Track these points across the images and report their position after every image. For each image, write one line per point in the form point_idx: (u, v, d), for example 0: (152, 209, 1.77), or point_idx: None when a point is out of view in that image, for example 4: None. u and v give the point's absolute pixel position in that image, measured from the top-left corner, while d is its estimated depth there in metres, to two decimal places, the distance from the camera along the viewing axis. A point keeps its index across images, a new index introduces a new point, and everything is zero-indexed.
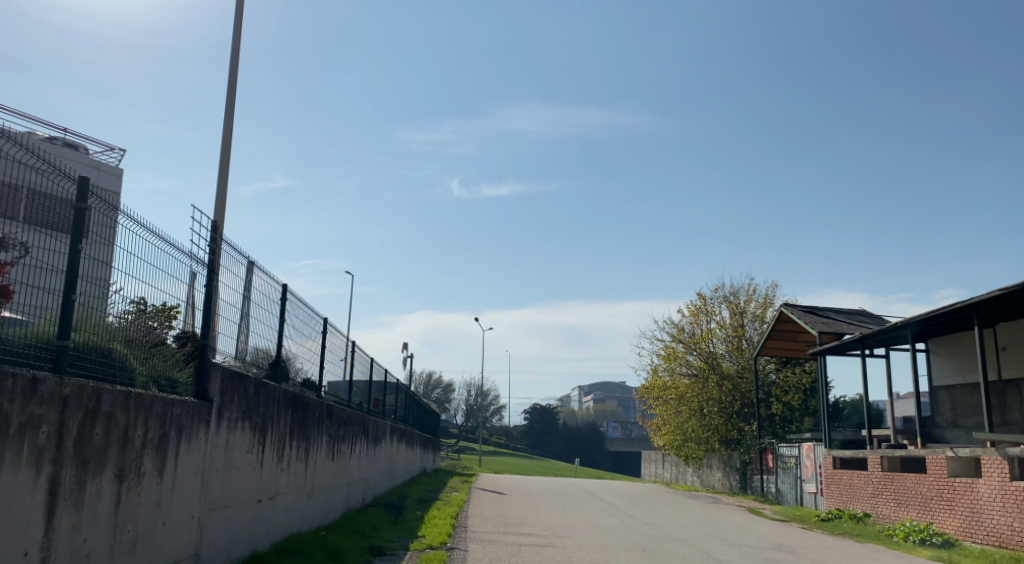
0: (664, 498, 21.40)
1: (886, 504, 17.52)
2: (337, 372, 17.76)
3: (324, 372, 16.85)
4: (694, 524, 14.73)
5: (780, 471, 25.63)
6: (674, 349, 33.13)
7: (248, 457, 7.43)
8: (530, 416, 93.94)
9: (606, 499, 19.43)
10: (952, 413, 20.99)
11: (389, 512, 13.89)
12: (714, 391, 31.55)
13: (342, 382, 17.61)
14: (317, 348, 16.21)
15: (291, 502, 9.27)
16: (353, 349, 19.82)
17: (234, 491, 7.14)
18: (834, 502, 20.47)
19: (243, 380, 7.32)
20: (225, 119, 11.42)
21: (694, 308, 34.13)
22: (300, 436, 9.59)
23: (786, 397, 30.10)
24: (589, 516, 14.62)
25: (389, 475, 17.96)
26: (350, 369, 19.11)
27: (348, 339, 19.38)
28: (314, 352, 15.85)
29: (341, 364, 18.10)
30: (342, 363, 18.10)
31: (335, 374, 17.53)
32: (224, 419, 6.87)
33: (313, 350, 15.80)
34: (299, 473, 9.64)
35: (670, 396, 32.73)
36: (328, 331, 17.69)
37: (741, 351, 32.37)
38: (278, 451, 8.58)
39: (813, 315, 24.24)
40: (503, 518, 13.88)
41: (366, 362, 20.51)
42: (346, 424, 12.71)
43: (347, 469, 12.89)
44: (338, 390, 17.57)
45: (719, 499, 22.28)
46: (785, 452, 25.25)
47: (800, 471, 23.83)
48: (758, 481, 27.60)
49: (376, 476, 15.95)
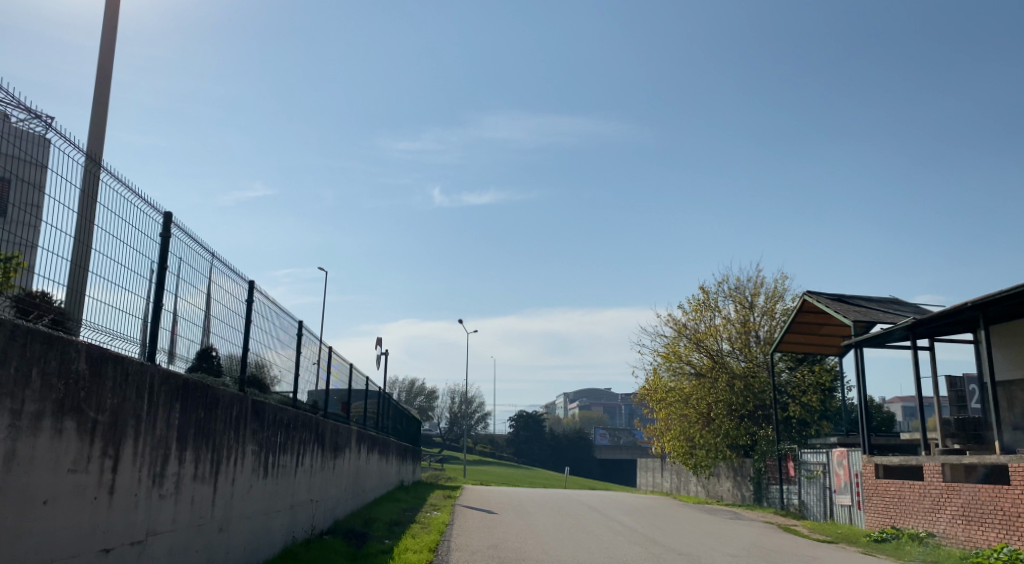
0: (680, 515, 18.40)
1: (953, 522, 14.62)
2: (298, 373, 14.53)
3: (293, 377, 14.00)
4: (736, 553, 11.78)
5: (805, 481, 22.71)
6: (676, 347, 30.34)
7: (69, 481, 4.35)
8: (516, 424, 90.68)
9: (617, 519, 16.38)
10: (1011, 413, 18.12)
11: (350, 542, 10.84)
12: (723, 392, 28.66)
13: (309, 390, 14.69)
14: (276, 345, 12.96)
15: (184, 543, 6.17)
16: (323, 349, 16.88)
17: (40, 544, 4.09)
18: (878, 518, 17.46)
19: (62, 349, 4.25)
20: (108, 27, 8.53)
21: (696, 303, 31.34)
22: (202, 445, 6.50)
23: (803, 398, 27.22)
24: (606, 546, 11.63)
25: (355, 494, 14.85)
26: (323, 376, 16.29)
27: (318, 341, 16.52)
28: (282, 359, 12.99)
29: (313, 370, 15.27)
30: (313, 370, 15.27)
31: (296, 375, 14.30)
32: (7, 417, 3.82)
33: (271, 347, 12.50)
34: (200, 498, 6.51)
35: (673, 400, 29.95)
36: (300, 334, 14.86)
37: (750, 349, 29.49)
38: (154, 468, 5.52)
39: (842, 303, 21.31)
40: (497, 551, 10.86)
41: (336, 365, 17.55)
42: (287, 428, 9.60)
43: (290, 488, 9.79)
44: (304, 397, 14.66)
45: (741, 515, 19.39)
46: (810, 459, 22.45)
47: (830, 480, 20.99)
48: (777, 491, 24.70)
49: (335, 495, 12.83)
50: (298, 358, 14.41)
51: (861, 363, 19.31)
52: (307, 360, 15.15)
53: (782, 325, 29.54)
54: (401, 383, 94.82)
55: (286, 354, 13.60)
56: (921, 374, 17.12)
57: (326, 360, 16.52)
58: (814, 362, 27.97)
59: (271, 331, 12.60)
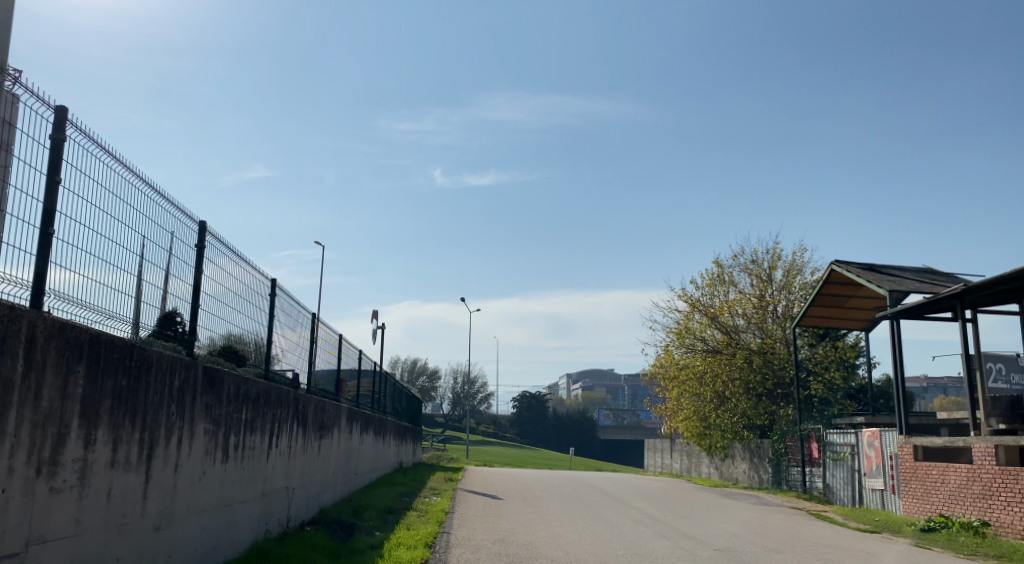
0: (701, 501, 16.97)
1: (1010, 510, 13.12)
2: (291, 350, 13.03)
3: (281, 349, 12.52)
4: (780, 548, 10.26)
5: (830, 463, 21.26)
6: (689, 323, 28.84)
7: None
8: (518, 404, 89.31)
9: (636, 507, 14.91)
10: None
11: (334, 536, 9.34)
12: (741, 369, 27.14)
13: (298, 365, 13.22)
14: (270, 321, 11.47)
15: (97, 548, 4.69)
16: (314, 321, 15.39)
17: None
18: (918, 504, 16.05)
19: None
20: None
21: (711, 278, 29.80)
22: (124, 422, 4.99)
23: (826, 375, 25.67)
24: (631, 540, 10.12)
25: (346, 477, 13.49)
26: (314, 351, 14.80)
27: (310, 313, 15.04)
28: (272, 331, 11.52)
29: (302, 344, 13.79)
30: (302, 344, 13.78)
31: (290, 352, 12.82)
32: None
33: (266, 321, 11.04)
34: (124, 489, 5.02)
35: (686, 378, 28.49)
36: (290, 304, 13.41)
37: (770, 325, 27.93)
38: (39, 453, 4.03)
39: (875, 273, 19.69)
40: (505, 548, 9.36)
41: (327, 338, 16.02)
42: (255, 405, 8.07)
43: (259, 474, 8.27)
44: (294, 371, 13.19)
45: (766, 500, 17.93)
46: (837, 440, 20.99)
47: (859, 463, 19.52)
48: (799, 474, 23.25)
49: (320, 481, 11.33)
50: (288, 329, 12.95)
51: (898, 336, 17.69)
52: (300, 336, 13.66)
53: (803, 300, 27.94)
54: (403, 363, 93.48)
55: (280, 328, 12.10)
56: (968, 347, 15.50)
57: (318, 334, 15.04)
58: (838, 339, 26.38)
59: (267, 305, 11.12)
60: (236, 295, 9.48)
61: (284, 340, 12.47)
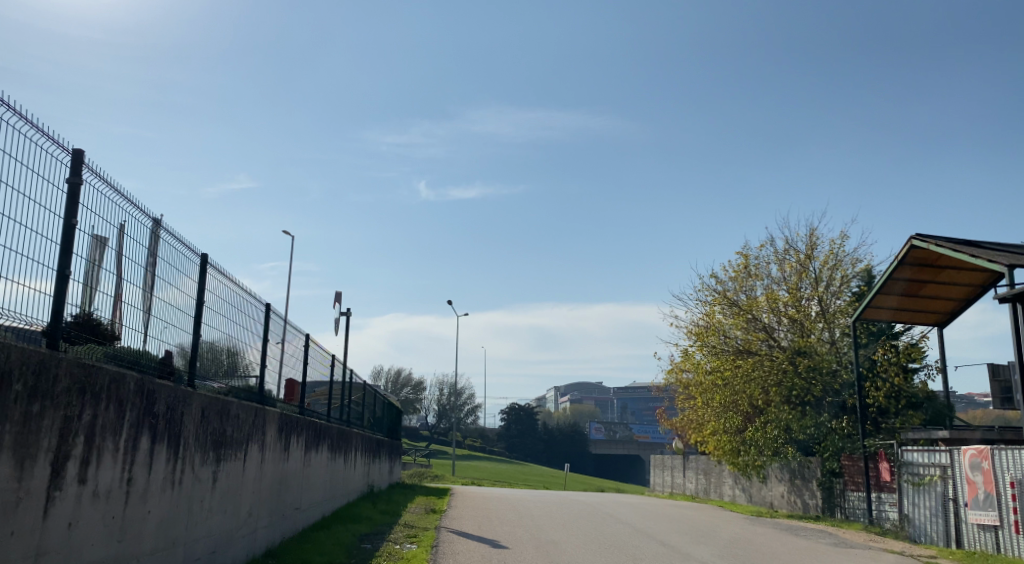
0: (773, 548, 12.69)
1: None
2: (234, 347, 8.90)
3: (225, 338, 8.60)
4: None
5: (909, 489, 17.00)
6: (712, 320, 24.76)
7: None
8: (507, 417, 84.62)
9: (697, 560, 10.63)
10: None
11: None
12: (779, 374, 22.81)
13: (241, 358, 9.06)
14: (189, 293, 7.39)
15: None
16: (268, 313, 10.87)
17: None
18: None
19: None
20: None
21: (737, 269, 25.66)
22: None
23: (884, 382, 21.40)
24: None
25: (273, 515, 9.17)
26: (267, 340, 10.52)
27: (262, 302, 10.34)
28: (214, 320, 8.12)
29: (246, 331, 9.61)
30: (246, 331, 9.61)
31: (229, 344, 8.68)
32: None
33: (175, 283, 7.02)
34: None
35: (713, 386, 24.29)
36: (239, 287, 9.14)
37: (810, 323, 23.57)
38: None
39: (975, 248, 15.55)
40: None
41: (281, 328, 11.64)
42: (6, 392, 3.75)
43: (18, 539, 3.89)
44: (239, 370, 9.01)
45: (850, 543, 13.72)
46: (918, 462, 16.75)
47: (954, 490, 15.35)
48: (864, 502, 19.00)
49: (211, 529, 6.92)
50: (230, 306, 8.85)
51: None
52: (252, 331, 9.78)
53: (849, 294, 23.69)
54: (386, 374, 88.59)
55: (207, 305, 7.95)
56: None
57: (269, 322, 10.72)
58: (896, 338, 22.07)
59: (172, 255, 7.08)
60: (181, 284, 7.17)
61: (218, 328, 8.36)
